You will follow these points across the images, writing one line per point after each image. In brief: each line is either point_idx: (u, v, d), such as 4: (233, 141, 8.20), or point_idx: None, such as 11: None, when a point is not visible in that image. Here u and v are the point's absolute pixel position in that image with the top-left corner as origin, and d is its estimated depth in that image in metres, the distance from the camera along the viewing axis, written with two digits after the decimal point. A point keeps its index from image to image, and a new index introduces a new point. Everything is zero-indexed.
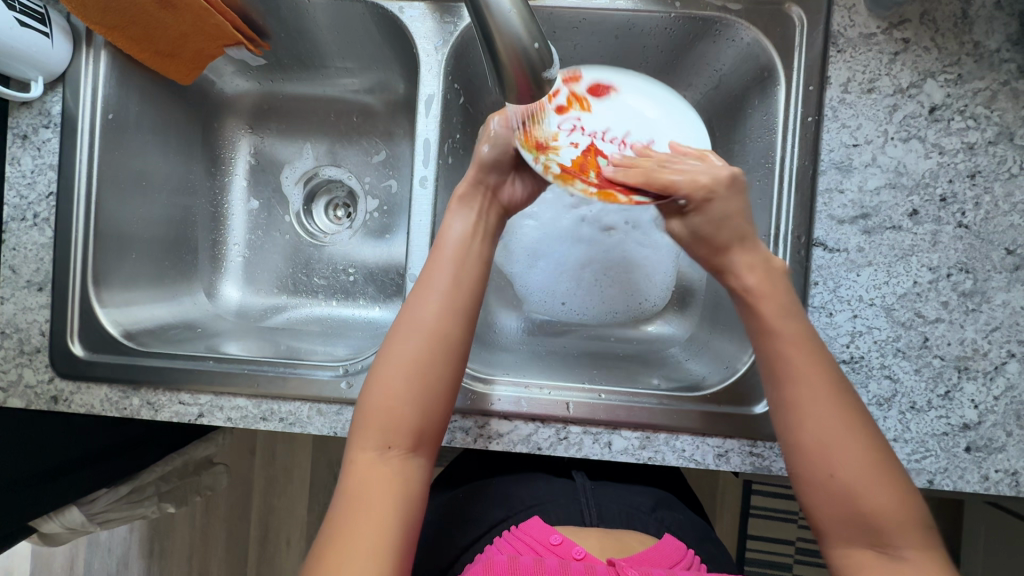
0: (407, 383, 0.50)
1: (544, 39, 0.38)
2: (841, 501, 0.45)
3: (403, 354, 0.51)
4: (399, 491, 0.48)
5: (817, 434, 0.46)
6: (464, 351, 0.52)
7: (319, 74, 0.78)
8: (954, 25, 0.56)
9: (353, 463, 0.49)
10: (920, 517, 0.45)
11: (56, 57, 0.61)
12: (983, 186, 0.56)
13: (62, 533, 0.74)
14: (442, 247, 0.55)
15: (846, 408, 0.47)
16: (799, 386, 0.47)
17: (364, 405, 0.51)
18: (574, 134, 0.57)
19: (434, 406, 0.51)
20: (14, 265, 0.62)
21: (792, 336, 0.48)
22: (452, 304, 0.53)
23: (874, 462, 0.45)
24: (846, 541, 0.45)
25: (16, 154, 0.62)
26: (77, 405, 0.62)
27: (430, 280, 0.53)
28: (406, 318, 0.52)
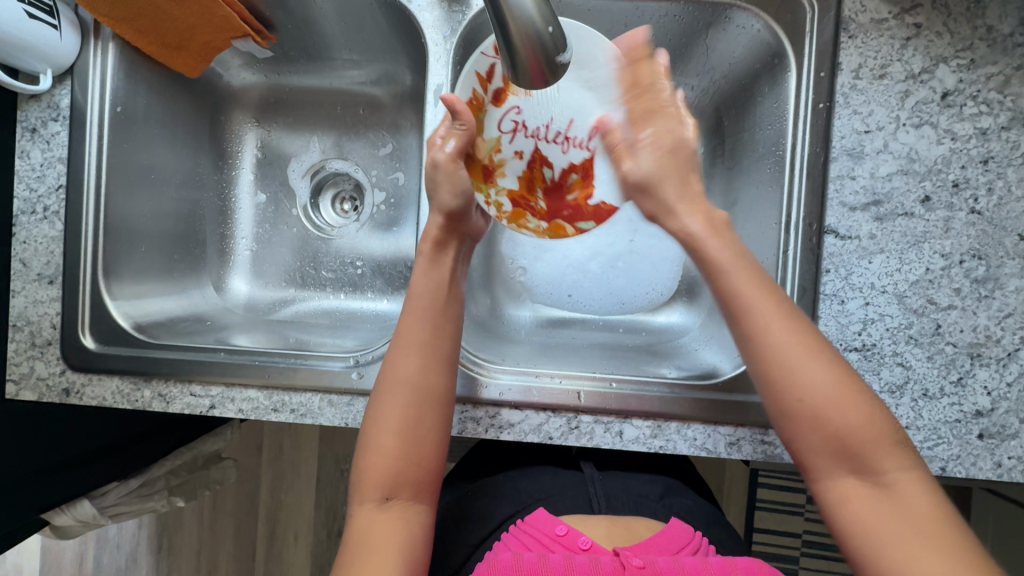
0: (399, 439, 0.51)
1: (558, 24, 0.38)
2: (822, 431, 0.44)
3: (386, 410, 0.52)
4: (406, 536, 0.49)
5: (780, 364, 0.46)
6: (447, 393, 0.53)
7: (325, 66, 0.78)
8: (967, 9, 0.56)
9: (355, 518, 0.50)
10: (894, 435, 0.45)
11: (64, 49, 0.61)
12: (996, 172, 0.56)
13: (74, 527, 0.74)
14: (418, 301, 0.55)
15: (809, 340, 0.46)
16: (762, 325, 0.46)
17: (357, 464, 0.52)
18: (516, 138, 0.59)
19: (425, 443, 0.52)
20: (24, 258, 0.62)
21: (749, 279, 0.48)
22: (431, 355, 0.53)
23: (848, 389, 0.45)
24: (835, 473, 0.45)
25: (25, 147, 0.62)
26: (89, 397, 0.62)
27: (406, 334, 0.54)
28: (387, 375, 0.53)
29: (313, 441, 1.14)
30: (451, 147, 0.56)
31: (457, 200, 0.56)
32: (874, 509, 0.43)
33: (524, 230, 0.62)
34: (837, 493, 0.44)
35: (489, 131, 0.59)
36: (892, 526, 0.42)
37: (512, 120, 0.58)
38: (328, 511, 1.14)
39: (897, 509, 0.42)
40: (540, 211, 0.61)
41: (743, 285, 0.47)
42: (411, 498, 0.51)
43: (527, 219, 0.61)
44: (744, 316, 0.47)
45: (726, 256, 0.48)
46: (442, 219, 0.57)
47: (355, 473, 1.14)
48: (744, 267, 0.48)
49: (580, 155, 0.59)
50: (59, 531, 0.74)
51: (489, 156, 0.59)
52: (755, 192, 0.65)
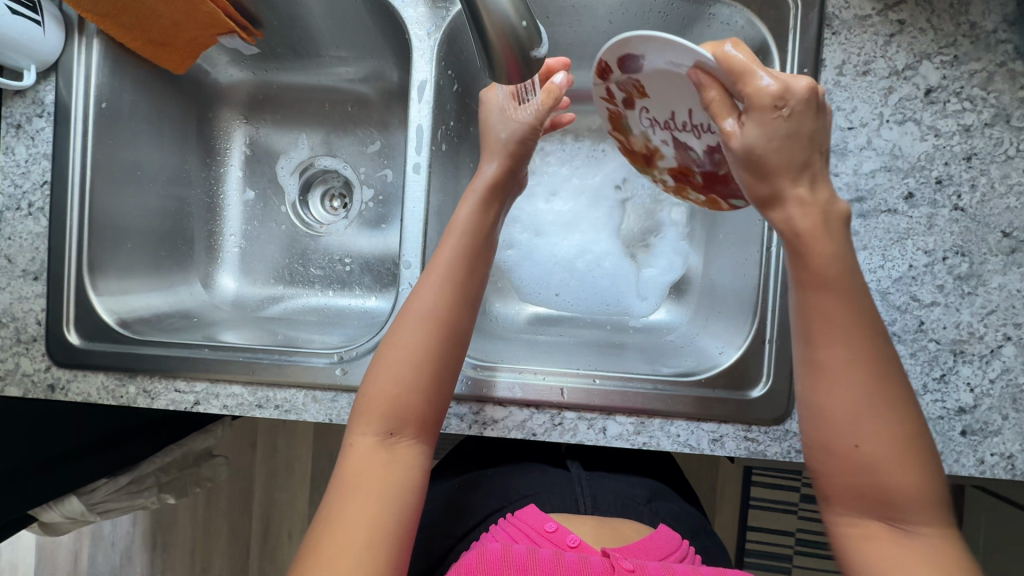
0: (413, 371, 0.51)
1: (532, 18, 0.38)
2: (864, 477, 0.44)
3: (410, 342, 0.51)
4: (404, 477, 0.48)
5: (850, 409, 0.44)
6: (465, 336, 0.53)
7: (313, 63, 0.78)
8: (950, 6, 0.56)
9: (353, 447, 0.49)
10: (942, 496, 0.44)
11: (49, 45, 0.61)
12: (979, 169, 0.56)
13: (62, 523, 0.74)
14: (453, 234, 0.55)
15: (886, 385, 0.44)
16: (835, 364, 0.44)
17: (365, 390, 0.51)
18: (655, 130, 0.56)
19: (434, 385, 0.51)
20: (10, 254, 0.62)
21: (840, 310, 0.44)
22: (459, 297, 0.53)
23: (908, 442, 0.43)
24: (861, 515, 0.44)
25: (10, 143, 0.62)
26: (74, 393, 0.62)
27: (438, 263, 0.54)
28: (411, 306, 0.53)
29: (306, 439, 1.14)
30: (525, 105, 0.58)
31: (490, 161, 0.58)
32: (896, 556, 0.42)
33: (688, 201, 0.60)
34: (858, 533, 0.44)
35: (636, 128, 0.58)
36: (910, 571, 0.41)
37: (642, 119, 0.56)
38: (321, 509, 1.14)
39: (921, 559, 0.42)
40: (698, 185, 0.57)
41: (829, 316, 0.45)
42: (414, 438, 0.50)
43: (690, 191, 0.59)
44: (826, 349, 0.45)
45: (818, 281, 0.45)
46: (497, 163, 0.58)
47: None
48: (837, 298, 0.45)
49: (714, 137, 0.52)
50: (47, 526, 0.75)
51: (645, 146, 0.59)
52: None
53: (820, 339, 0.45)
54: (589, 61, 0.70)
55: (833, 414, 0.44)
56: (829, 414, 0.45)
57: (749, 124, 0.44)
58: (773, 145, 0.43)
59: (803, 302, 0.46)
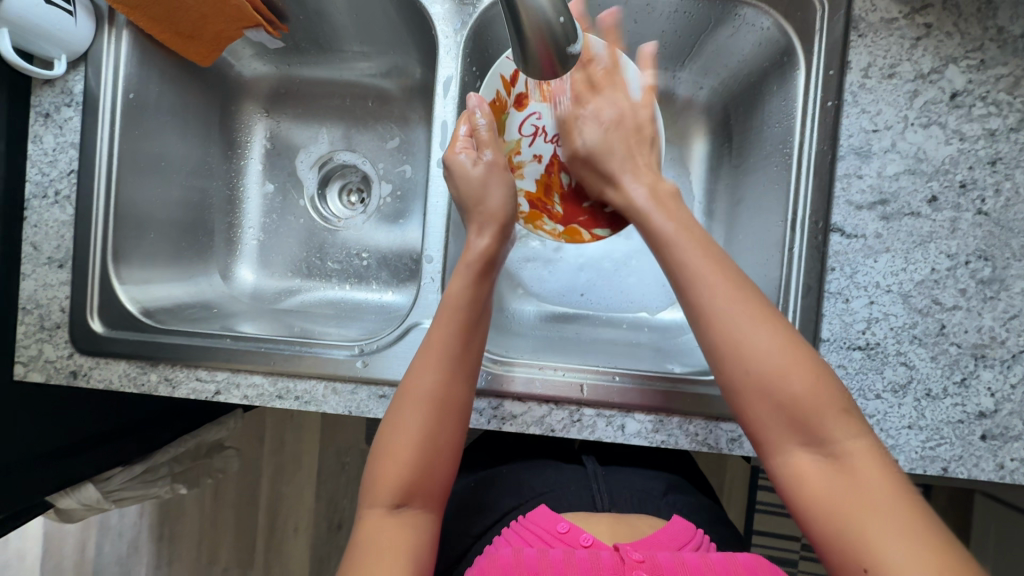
0: (415, 450, 0.50)
1: (569, 15, 0.38)
2: (767, 399, 0.43)
3: (408, 419, 0.51)
4: (413, 544, 0.48)
5: (726, 325, 0.44)
6: (466, 408, 0.53)
7: (335, 57, 0.78)
8: (977, 10, 0.56)
9: (364, 521, 0.49)
10: (848, 409, 0.42)
11: (80, 36, 0.61)
12: (1004, 173, 0.56)
13: (77, 510, 0.75)
14: (447, 313, 0.54)
15: (753, 303, 0.45)
16: (709, 279, 0.46)
17: (371, 468, 0.51)
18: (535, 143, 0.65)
19: (442, 457, 0.51)
20: (35, 241, 0.63)
21: (689, 239, 0.49)
22: (455, 370, 0.53)
23: (796, 356, 0.43)
24: (783, 441, 0.43)
25: (38, 132, 0.63)
26: (97, 380, 0.63)
27: (434, 342, 0.54)
28: (412, 379, 0.53)
29: (315, 433, 1.15)
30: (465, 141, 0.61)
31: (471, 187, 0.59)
32: (825, 482, 0.41)
33: (541, 231, 0.66)
34: (793, 465, 0.42)
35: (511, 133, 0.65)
36: (851, 502, 0.39)
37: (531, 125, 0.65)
38: (328, 503, 1.15)
39: (862, 483, 0.40)
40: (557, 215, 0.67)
41: (679, 261, 0.48)
42: (420, 508, 0.50)
43: (544, 221, 0.66)
44: (684, 277, 0.47)
45: (665, 227, 0.50)
46: (490, 233, 0.58)
47: (356, 466, 1.15)
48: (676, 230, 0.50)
49: None
50: (62, 513, 0.75)
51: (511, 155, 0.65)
52: (761, 190, 0.65)
53: (674, 274, 0.48)
54: None
55: (714, 349, 0.45)
56: (717, 347, 0.45)
57: (609, 107, 0.60)
58: (612, 138, 0.59)
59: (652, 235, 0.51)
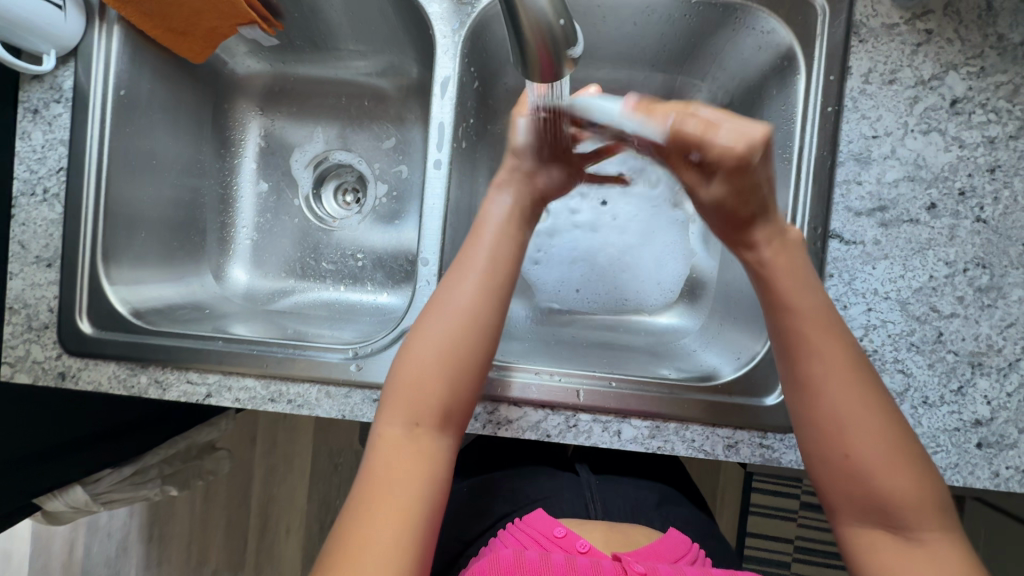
0: (435, 364, 0.50)
1: (569, 16, 0.38)
2: (860, 484, 0.45)
3: (431, 335, 0.51)
4: (429, 466, 0.48)
5: (827, 412, 0.46)
6: (497, 331, 0.53)
7: (331, 56, 0.77)
8: (978, 17, 0.56)
9: (380, 437, 0.49)
10: (937, 497, 0.45)
11: (70, 31, 0.60)
12: (1003, 181, 0.56)
13: (65, 513, 0.74)
14: (484, 230, 0.55)
15: (864, 387, 0.46)
16: (815, 373, 0.47)
17: (390, 385, 0.51)
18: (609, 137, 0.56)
19: (468, 377, 0.51)
20: (23, 240, 0.62)
21: (815, 339, 0.47)
22: (487, 287, 0.52)
23: (898, 448, 0.45)
24: (934, 522, 0.45)
25: (27, 128, 0.62)
26: (85, 382, 0.62)
27: (465, 262, 0.54)
28: (446, 296, 0.52)
29: (308, 433, 1.14)
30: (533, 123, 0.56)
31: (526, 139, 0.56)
32: (901, 560, 0.44)
33: None
34: (860, 541, 0.46)
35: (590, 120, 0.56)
36: None
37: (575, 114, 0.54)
38: (321, 504, 1.15)
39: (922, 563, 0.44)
40: None
41: (830, 370, 0.46)
42: (439, 429, 0.50)
43: None
44: (813, 375, 0.47)
45: (800, 311, 0.48)
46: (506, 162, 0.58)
47: (349, 467, 1.14)
48: (814, 326, 0.47)
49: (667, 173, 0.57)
50: (50, 515, 0.74)
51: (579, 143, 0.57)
52: None
53: (810, 382, 0.47)
54: (610, 62, 0.70)
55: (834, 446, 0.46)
56: (819, 429, 0.47)
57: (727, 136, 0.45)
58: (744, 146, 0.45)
59: (782, 332, 0.48)
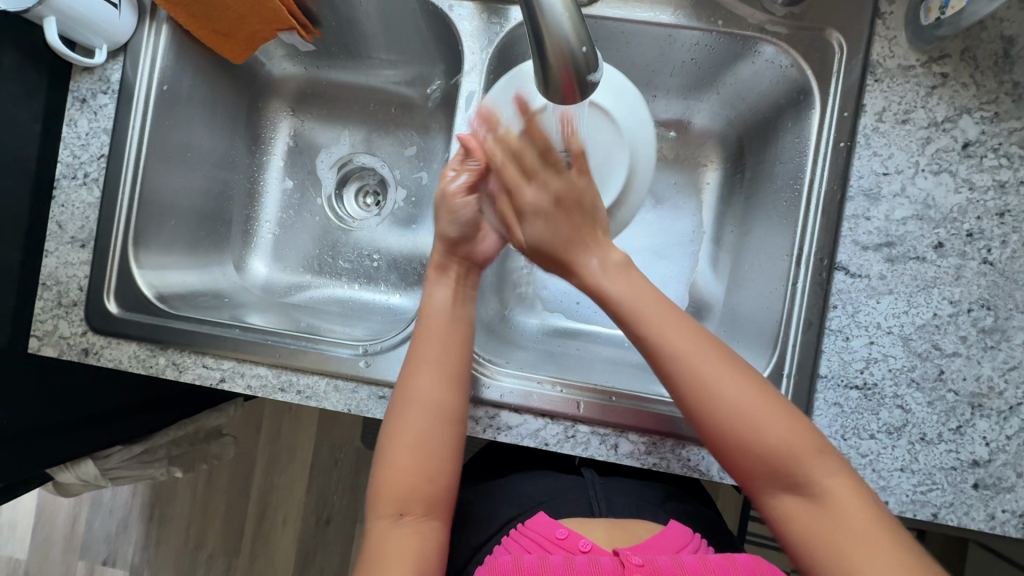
0: (411, 456, 0.53)
1: (592, 44, 0.40)
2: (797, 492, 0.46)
3: (406, 426, 0.54)
4: (423, 550, 0.51)
5: (738, 425, 0.47)
6: (463, 408, 0.56)
7: (363, 64, 0.80)
8: (994, 63, 0.57)
9: (374, 531, 0.52)
10: (867, 496, 0.45)
11: (122, 28, 0.64)
12: (1011, 226, 0.56)
13: (75, 485, 0.77)
14: (429, 322, 0.58)
15: (762, 400, 0.48)
16: (711, 387, 0.48)
17: (374, 478, 0.54)
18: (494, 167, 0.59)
19: (442, 470, 0.54)
20: (61, 220, 0.65)
21: (710, 371, 0.48)
22: (446, 373, 0.56)
23: (809, 448, 0.46)
24: (841, 479, 0.45)
25: (74, 116, 0.65)
26: (107, 359, 0.64)
27: (421, 352, 0.57)
28: (401, 394, 0.55)
29: (312, 427, 1.16)
30: (458, 184, 0.58)
31: (456, 229, 0.59)
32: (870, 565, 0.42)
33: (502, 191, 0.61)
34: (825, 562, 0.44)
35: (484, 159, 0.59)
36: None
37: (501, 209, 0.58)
38: (318, 498, 1.16)
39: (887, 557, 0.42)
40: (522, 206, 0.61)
41: (744, 414, 0.47)
42: (425, 516, 0.52)
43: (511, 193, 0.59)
44: (725, 405, 0.48)
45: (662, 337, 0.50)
46: (439, 246, 0.60)
47: (348, 463, 1.16)
48: (716, 369, 0.48)
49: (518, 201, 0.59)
50: (60, 486, 0.77)
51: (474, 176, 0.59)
52: (770, 224, 0.66)
53: (714, 443, 0.49)
54: None
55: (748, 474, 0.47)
56: (729, 441, 0.47)
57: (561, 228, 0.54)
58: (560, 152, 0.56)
59: (677, 400, 0.50)
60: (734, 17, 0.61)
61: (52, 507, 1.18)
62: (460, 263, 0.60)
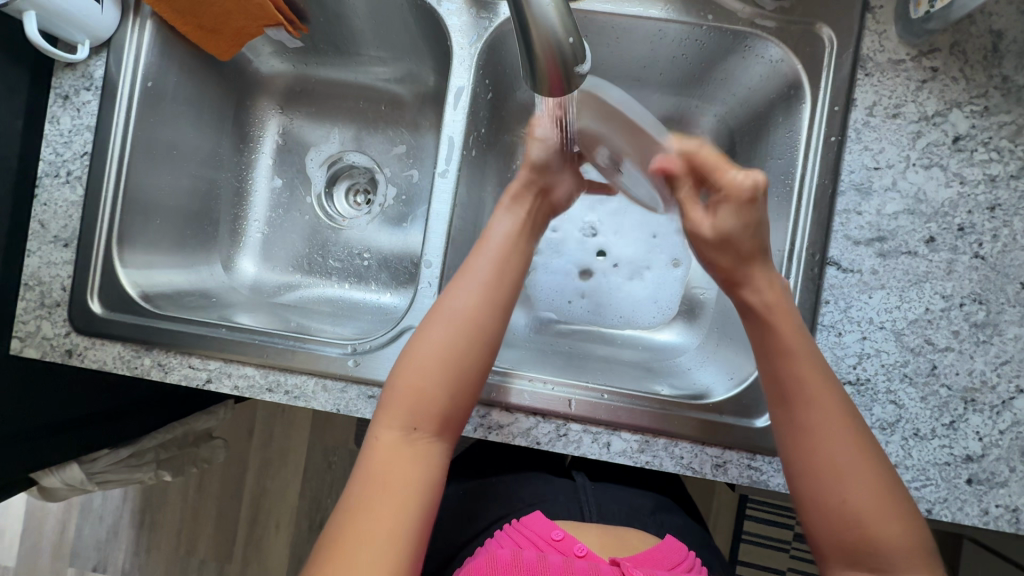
0: (437, 375, 0.52)
1: (579, 35, 0.39)
2: (852, 532, 0.46)
3: (435, 346, 0.53)
4: (424, 469, 0.50)
5: (830, 454, 0.48)
6: (498, 339, 0.55)
7: (352, 61, 0.79)
8: (984, 57, 0.57)
9: (379, 440, 0.51)
10: (924, 546, 0.46)
11: (105, 23, 0.63)
12: (1002, 220, 0.56)
13: (61, 489, 0.75)
14: (486, 243, 0.59)
15: (860, 439, 0.48)
16: (814, 409, 0.49)
17: (390, 388, 0.53)
18: None
19: (463, 396, 0.53)
20: (43, 220, 0.64)
21: (813, 393, 0.49)
22: (493, 299, 0.55)
23: (889, 499, 0.47)
24: (906, 527, 0.46)
25: (57, 113, 0.64)
26: (90, 360, 0.63)
27: (472, 269, 0.57)
28: (443, 307, 0.55)
29: (304, 429, 1.15)
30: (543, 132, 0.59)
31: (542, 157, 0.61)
32: None
33: None
34: None
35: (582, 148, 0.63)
36: None
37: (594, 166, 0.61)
38: (310, 502, 1.14)
39: None
40: None
41: (860, 497, 0.46)
42: (435, 435, 0.52)
43: None
44: (816, 431, 0.49)
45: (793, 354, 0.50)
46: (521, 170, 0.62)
47: (341, 466, 1.14)
48: (822, 398, 0.49)
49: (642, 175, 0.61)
50: (45, 491, 0.76)
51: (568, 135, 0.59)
52: None
53: (799, 468, 0.49)
54: (620, 83, 0.72)
55: (810, 504, 0.48)
56: (811, 469, 0.48)
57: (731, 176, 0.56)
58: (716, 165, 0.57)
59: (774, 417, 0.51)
60: (724, 11, 0.61)
61: (40, 512, 1.16)
62: (535, 196, 0.62)
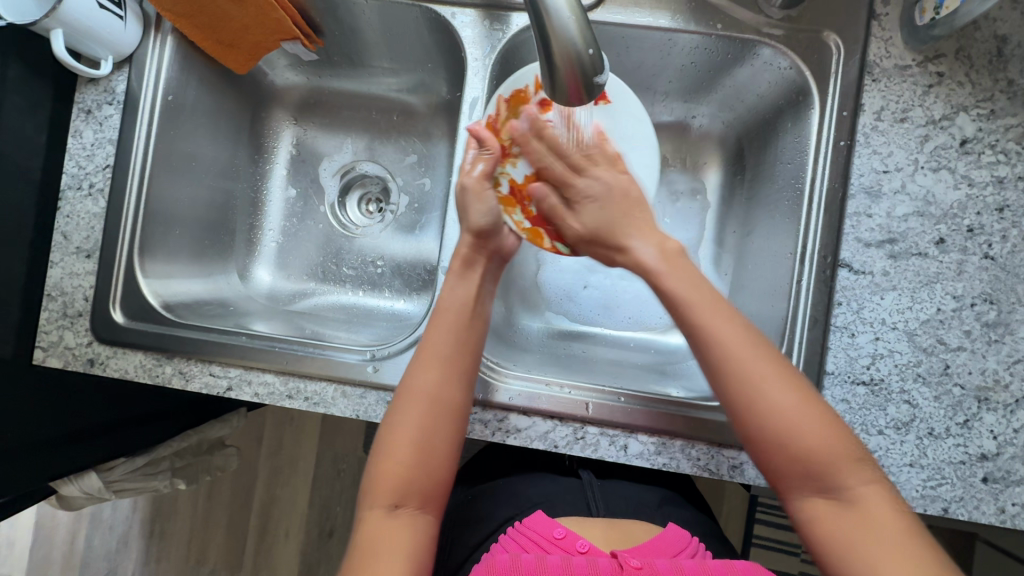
0: (412, 452, 0.52)
1: (597, 47, 0.40)
2: (794, 459, 0.46)
3: (406, 424, 0.53)
4: (416, 542, 0.50)
5: (763, 392, 0.47)
6: (464, 407, 0.55)
7: (365, 72, 0.81)
8: (989, 62, 0.58)
9: (365, 521, 0.50)
10: (859, 456, 0.46)
11: (128, 39, 0.65)
12: (1011, 221, 0.57)
13: (78, 498, 0.76)
14: (442, 315, 0.58)
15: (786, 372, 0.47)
16: (735, 353, 0.48)
17: (370, 469, 0.53)
18: (539, 147, 0.61)
19: (440, 469, 0.53)
20: (66, 231, 0.65)
21: (730, 344, 0.48)
22: (453, 369, 0.55)
23: (822, 419, 0.46)
24: (840, 441, 0.46)
25: (80, 127, 0.66)
26: (112, 369, 0.64)
27: (430, 346, 0.56)
28: (408, 384, 0.55)
29: (315, 437, 1.15)
30: (479, 169, 0.61)
31: (487, 219, 0.60)
32: (844, 525, 0.44)
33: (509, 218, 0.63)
34: (807, 511, 0.46)
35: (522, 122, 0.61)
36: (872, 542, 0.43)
37: (543, 129, 0.60)
38: (321, 509, 1.15)
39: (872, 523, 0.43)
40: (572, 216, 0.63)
41: (795, 421, 0.46)
42: (420, 509, 0.51)
43: (516, 210, 0.63)
44: (746, 374, 0.47)
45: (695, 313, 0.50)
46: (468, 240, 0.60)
47: (352, 473, 1.15)
48: (741, 343, 0.48)
49: None
50: (64, 500, 0.76)
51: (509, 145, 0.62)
52: (772, 223, 0.66)
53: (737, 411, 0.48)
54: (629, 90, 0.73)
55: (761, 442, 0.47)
56: (746, 410, 0.47)
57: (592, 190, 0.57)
58: (611, 214, 0.56)
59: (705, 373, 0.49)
60: (732, 20, 0.62)
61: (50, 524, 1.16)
62: (486, 258, 0.61)
